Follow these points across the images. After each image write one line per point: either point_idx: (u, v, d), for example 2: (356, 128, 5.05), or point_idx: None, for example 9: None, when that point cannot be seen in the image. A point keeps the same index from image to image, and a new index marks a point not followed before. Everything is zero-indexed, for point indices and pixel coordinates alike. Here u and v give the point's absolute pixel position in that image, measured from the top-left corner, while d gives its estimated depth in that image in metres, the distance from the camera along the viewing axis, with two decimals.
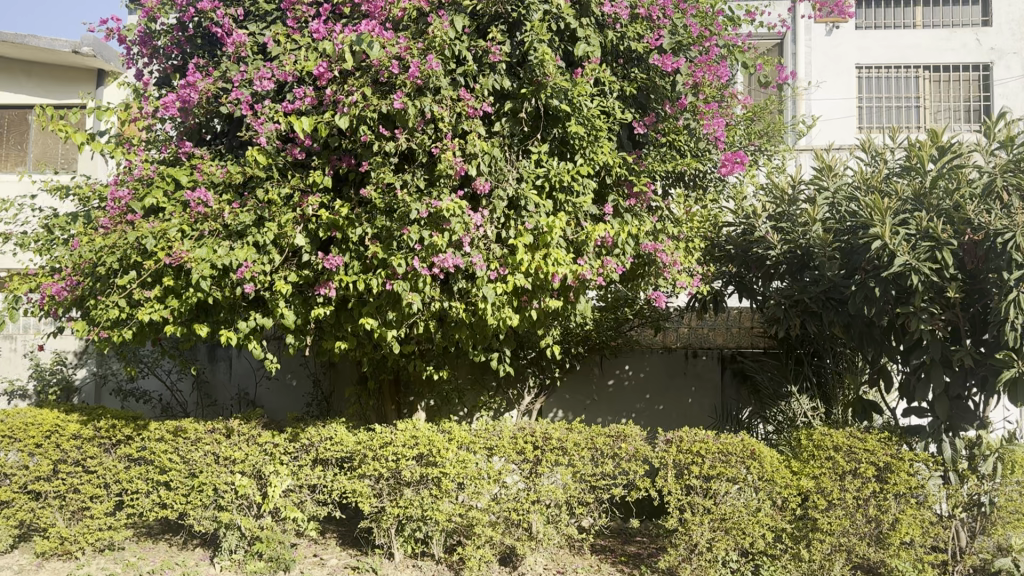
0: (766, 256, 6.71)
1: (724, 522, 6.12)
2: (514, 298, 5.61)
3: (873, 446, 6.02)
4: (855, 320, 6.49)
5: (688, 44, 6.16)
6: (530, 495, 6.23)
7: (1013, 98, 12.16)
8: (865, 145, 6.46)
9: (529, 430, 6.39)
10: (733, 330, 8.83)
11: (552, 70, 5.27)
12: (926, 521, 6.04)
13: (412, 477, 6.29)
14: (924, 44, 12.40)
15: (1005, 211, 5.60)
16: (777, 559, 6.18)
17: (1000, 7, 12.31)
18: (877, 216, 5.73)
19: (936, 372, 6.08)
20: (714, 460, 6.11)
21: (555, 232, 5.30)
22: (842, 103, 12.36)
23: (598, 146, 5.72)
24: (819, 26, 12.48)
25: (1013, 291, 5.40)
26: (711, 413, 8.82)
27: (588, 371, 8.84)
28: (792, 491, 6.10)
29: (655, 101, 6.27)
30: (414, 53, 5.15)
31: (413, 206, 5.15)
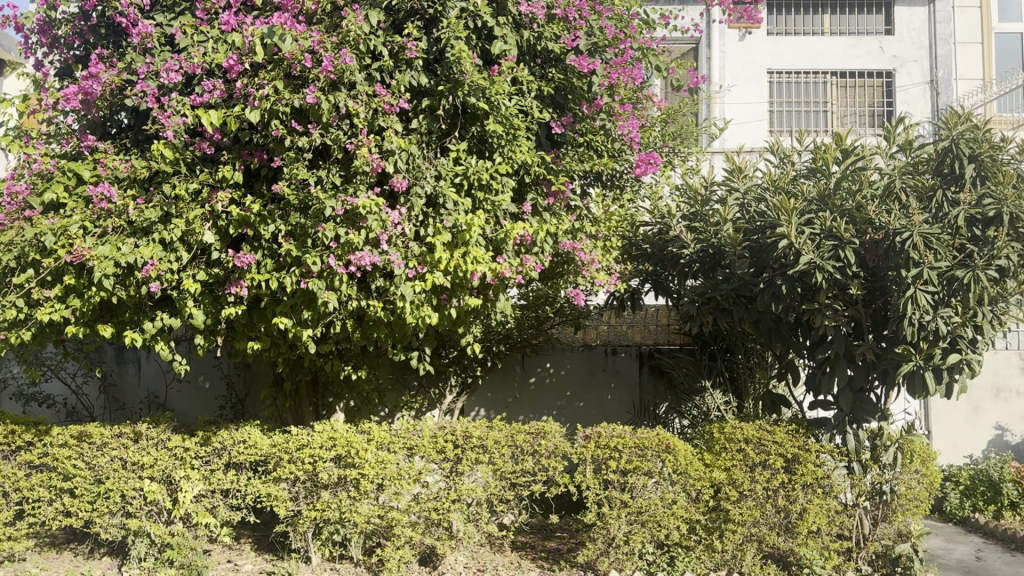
0: (680, 254, 6.85)
1: (640, 515, 6.21)
2: (433, 296, 5.55)
3: (781, 438, 6.23)
4: (764, 316, 6.67)
5: (603, 46, 6.19)
6: (450, 494, 6.20)
7: (914, 104, 12.73)
8: (774, 148, 6.63)
9: (449, 429, 6.34)
10: (650, 328, 9.19)
11: (469, 68, 5.25)
12: (832, 510, 6.25)
13: (329, 479, 6.19)
14: (832, 50, 12.84)
15: (903, 211, 5.86)
16: (691, 551, 6.36)
17: (901, 17, 12.82)
18: (784, 215, 5.92)
19: (841, 367, 6.28)
20: (630, 455, 6.19)
21: (473, 230, 5.26)
22: (754, 107, 12.81)
23: (517, 145, 5.74)
24: (730, 32, 12.93)
25: (910, 288, 5.61)
26: (629, 409, 8.93)
27: (509, 369, 8.92)
28: (705, 484, 6.26)
29: (573, 101, 6.26)
30: (328, 46, 5.08)
31: (328, 203, 5.06)
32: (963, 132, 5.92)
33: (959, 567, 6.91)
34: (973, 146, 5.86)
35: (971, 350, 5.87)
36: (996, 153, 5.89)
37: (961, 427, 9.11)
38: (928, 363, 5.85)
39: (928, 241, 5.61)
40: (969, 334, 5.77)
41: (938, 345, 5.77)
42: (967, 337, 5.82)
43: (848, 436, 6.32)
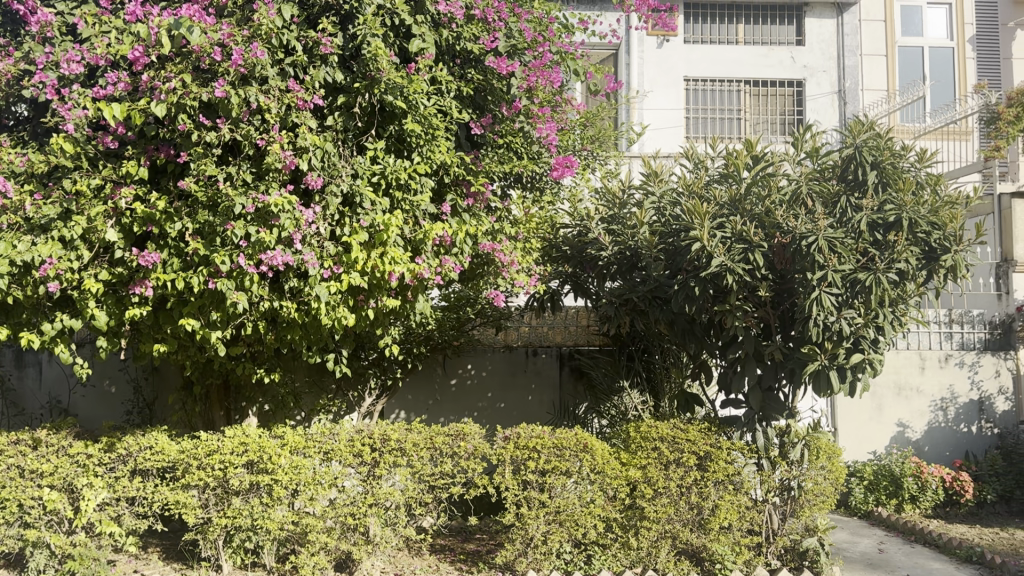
0: (598, 256, 6.91)
1: (558, 515, 6.24)
2: (349, 297, 5.45)
3: (693, 436, 6.36)
4: (679, 316, 6.82)
5: (522, 48, 6.21)
6: (367, 498, 6.12)
7: (823, 113, 13.13)
8: (688, 153, 6.77)
9: (367, 432, 6.24)
10: (571, 329, 9.16)
11: (385, 65, 5.20)
12: (743, 506, 6.42)
13: (240, 485, 6.03)
14: (745, 60, 13.23)
15: (809, 216, 6.07)
16: (607, 549, 6.42)
17: (812, 28, 13.25)
18: (697, 219, 6.06)
19: (750, 366, 6.51)
20: (549, 455, 6.21)
21: (390, 230, 5.19)
22: (670, 113, 13.10)
23: (436, 145, 5.67)
24: (650, 39, 13.09)
25: (815, 290, 5.80)
26: (549, 409, 8.97)
27: (431, 370, 8.79)
28: (621, 482, 6.33)
29: (491, 103, 6.32)
30: (238, 40, 4.97)
31: (237, 200, 4.95)
32: (867, 140, 6.14)
33: (863, 559, 7.18)
34: (876, 154, 6.10)
35: (873, 349, 6.10)
36: (896, 161, 6.15)
37: (866, 424, 9.41)
38: (833, 361, 6.05)
39: (832, 245, 5.84)
40: (871, 335, 5.97)
41: (841, 345, 5.98)
42: (869, 337, 6.02)
43: (757, 433, 6.54)
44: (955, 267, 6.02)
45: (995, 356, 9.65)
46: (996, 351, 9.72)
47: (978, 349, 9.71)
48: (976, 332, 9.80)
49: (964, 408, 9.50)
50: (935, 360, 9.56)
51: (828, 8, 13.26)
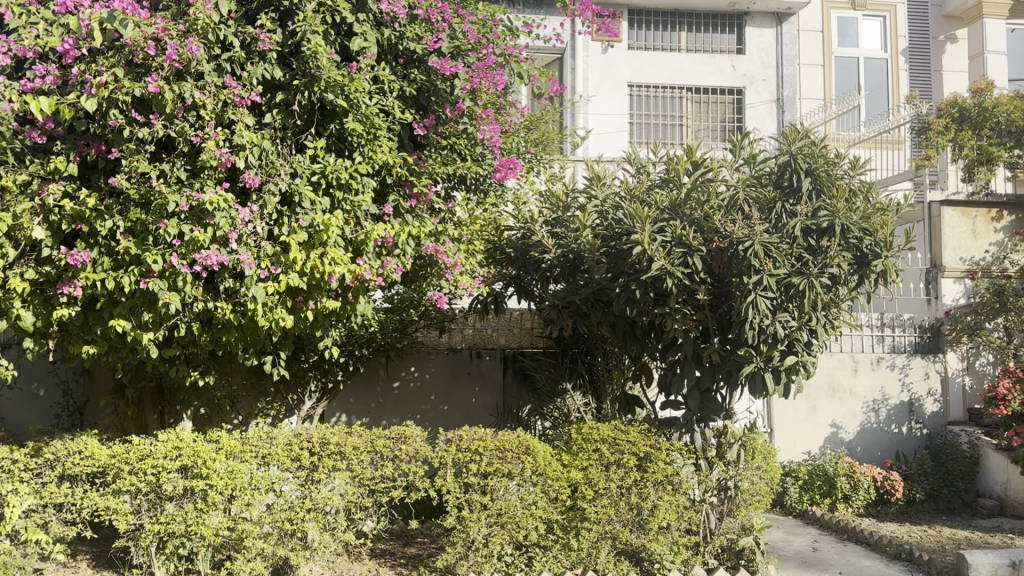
0: (542, 259, 6.92)
1: (500, 517, 6.23)
2: (288, 298, 5.36)
3: (634, 437, 6.43)
4: (620, 319, 6.91)
5: (466, 49, 6.13)
6: (305, 503, 6.02)
7: (763, 121, 13.43)
8: (630, 158, 6.85)
9: (305, 436, 6.15)
10: (515, 331, 9.06)
11: (325, 63, 5.17)
12: (681, 506, 6.50)
13: (174, 490, 5.87)
14: (687, 67, 13.43)
15: (746, 221, 6.20)
16: (548, 550, 6.44)
17: (751, 37, 13.52)
18: (638, 223, 6.12)
19: (689, 367, 6.63)
20: (491, 457, 6.20)
21: (330, 231, 5.12)
22: (614, 118, 13.21)
23: (378, 145, 5.61)
24: (595, 44, 13.19)
25: (751, 294, 5.92)
26: (493, 411, 8.96)
27: (373, 373, 8.72)
28: (563, 484, 6.36)
29: (435, 104, 6.22)
30: (173, 34, 4.90)
31: (171, 198, 4.87)
32: (802, 148, 6.30)
33: (797, 557, 7.34)
34: (810, 161, 6.26)
35: (806, 352, 6.22)
36: (830, 169, 6.33)
37: (801, 424, 9.62)
38: (768, 364, 6.18)
39: (767, 249, 5.97)
40: (804, 337, 6.12)
41: (776, 347, 6.12)
42: (802, 340, 6.16)
43: (695, 434, 6.62)
44: (886, 273, 6.17)
45: (926, 359, 9.96)
46: (926, 354, 10.05)
47: (909, 352, 9.99)
48: (906, 335, 10.07)
49: (895, 410, 9.80)
50: (868, 363, 9.84)
51: (768, 18, 13.58)
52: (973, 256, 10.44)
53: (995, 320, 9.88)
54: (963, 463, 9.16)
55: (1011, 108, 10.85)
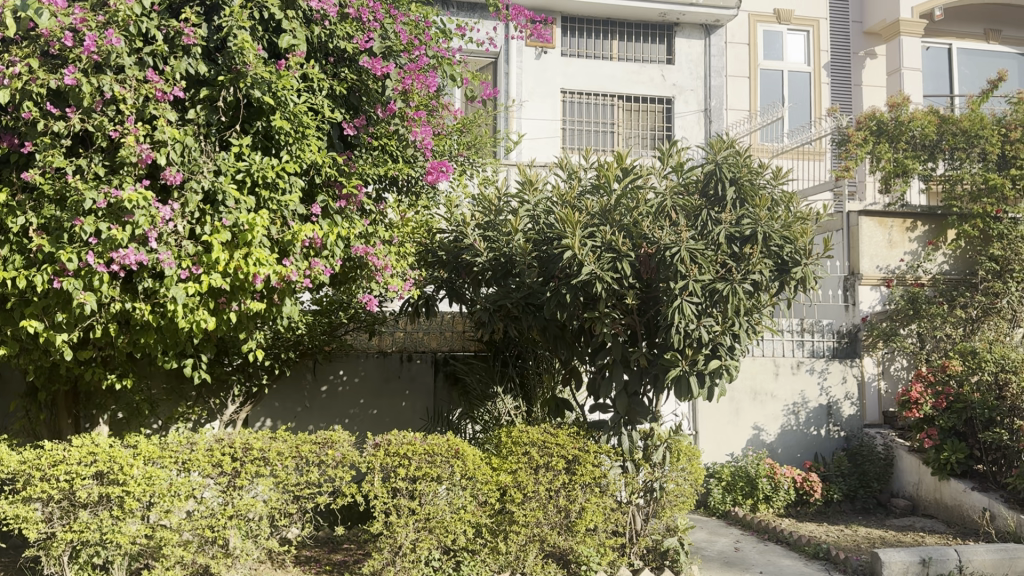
0: (473, 262, 6.92)
1: (428, 521, 6.17)
2: (210, 299, 5.22)
3: (563, 440, 6.46)
4: (550, 323, 6.95)
5: (398, 50, 6.08)
6: (226, 510, 5.88)
7: (690, 130, 13.72)
8: (562, 163, 6.90)
9: (227, 441, 6.00)
10: (446, 334, 8.96)
11: (252, 59, 5.06)
12: (608, 508, 6.58)
13: (88, 497, 5.64)
14: (619, 75, 13.62)
15: (673, 228, 6.32)
16: (476, 554, 6.41)
17: (681, 48, 13.79)
18: (568, 228, 6.17)
19: (618, 372, 6.67)
20: (420, 461, 6.13)
21: (256, 231, 5.03)
22: (546, 124, 13.33)
23: (306, 144, 5.49)
24: (528, 50, 13.27)
25: (677, 299, 6.05)
26: (422, 415, 8.89)
27: (300, 377, 8.56)
28: (491, 487, 6.35)
29: (367, 104, 6.07)
30: (92, 25, 4.74)
31: (88, 195, 4.73)
32: (727, 157, 6.45)
33: (720, 557, 7.49)
34: (734, 170, 6.41)
35: (730, 356, 6.35)
36: (754, 178, 6.47)
37: (724, 427, 9.82)
38: (693, 367, 6.29)
39: (693, 255, 6.10)
40: (727, 342, 6.27)
41: (701, 351, 6.25)
42: (726, 344, 6.30)
43: (623, 437, 6.67)
44: (805, 279, 6.35)
45: (843, 363, 10.30)
46: (843, 359, 10.36)
47: (828, 356, 10.32)
48: (825, 341, 10.39)
49: (815, 412, 10.11)
50: (789, 366, 10.11)
51: (697, 30, 13.86)
52: (888, 264, 10.89)
53: (909, 325, 10.36)
54: (878, 465, 9.49)
55: (925, 121, 11.22)
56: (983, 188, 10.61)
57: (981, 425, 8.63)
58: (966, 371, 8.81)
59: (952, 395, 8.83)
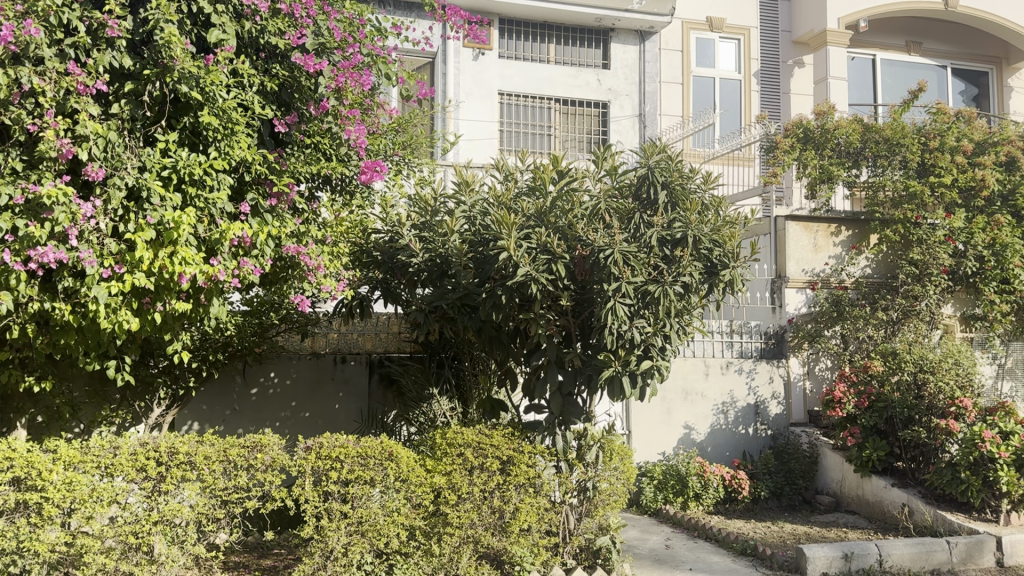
0: (409, 263, 6.87)
1: (360, 525, 6.11)
2: (133, 298, 5.09)
3: (497, 441, 6.46)
4: (485, 324, 6.95)
5: (331, 47, 5.99)
6: (151, 515, 5.72)
7: (625, 134, 13.91)
8: (499, 165, 6.91)
9: (152, 445, 5.84)
10: (381, 335, 8.87)
11: (179, 53, 4.94)
12: (542, 508, 6.59)
13: (4, 505, 5.38)
14: (556, 79, 13.72)
15: (607, 230, 6.41)
16: (409, 557, 6.37)
17: (616, 53, 13.98)
18: (504, 229, 6.17)
19: (552, 372, 6.72)
20: (353, 464, 6.06)
21: (182, 229, 4.91)
22: (483, 125, 13.33)
23: (236, 141, 5.35)
24: (466, 51, 13.26)
25: (611, 300, 6.11)
26: (356, 417, 8.80)
27: (229, 379, 8.35)
28: (426, 489, 6.31)
29: (299, 100, 6.00)
30: (10, 15, 4.58)
31: (4, 190, 4.57)
32: (658, 161, 6.56)
33: (651, 555, 7.61)
34: (666, 174, 6.52)
35: (661, 357, 6.46)
36: (684, 182, 6.60)
37: (656, 427, 9.96)
38: (626, 368, 6.38)
39: (626, 257, 6.18)
40: (659, 343, 6.37)
41: (633, 352, 6.34)
42: (657, 345, 6.41)
43: (557, 437, 6.82)
44: (732, 282, 6.52)
45: (770, 364, 10.59)
46: (771, 359, 10.66)
47: (755, 357, 10.58)
48: (753, 341, 10.66)
49: (742, 411, 10.35)
50: (718, 367, 10.33)
51: (631, 36, 14.07)
52: (814, 268, 11.17)
53: (833, 327, 10.70)
54: (804, 462, 9.74)
55: (849, 130, 11.58)
56: (904, 194, 11.06)
57: (901, 423, 8.95)
58: (887, 372, 9.13)
59: (874, 395, 9.12)
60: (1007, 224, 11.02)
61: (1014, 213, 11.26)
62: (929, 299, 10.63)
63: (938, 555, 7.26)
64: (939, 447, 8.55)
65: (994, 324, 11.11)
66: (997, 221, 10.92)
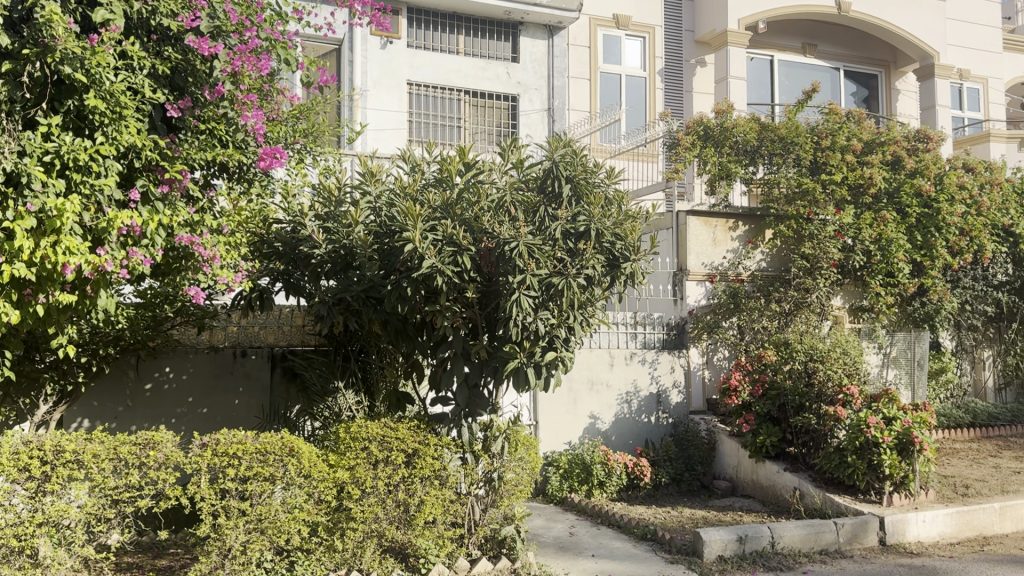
0: (311, 254, 6.72)
1: (260, 522, 5.97)
2: (13, 288, 4.87)
3: (403, 434, 6.41)
4: (391, 316, 6.86)
5: (227, 30, 5.74)
6: (35, 517, 5.45)
7: (534, 128, 14.02)
8: (405, 156, 6.83)
9: (36, 444, 5.55)
10: (284, 328, 8.70)
11: (61, 33, 4.73)
12: (447, 500, 6.56)
13: None
14: (465, 70, 13.68)
15: (512, 222, 6.42)
16: (311, 553, 6.31)
17: (525, 47, 14.04)
18: (410, 220, 6.13)
19: (459, 364, 6.71)
20: (251, 461, 5.92)
21: (65, 218, 4.68)
22: (391, 115, 13.19)
23: (124, 125, 5.12)
24: (373, 39, 13.09)
25: (515, 292, 6.12)
26: (257, 413, 8.58)
27: (121, 374, 8.02)
28: (328, 484, 6.23)
29: (193, 85, 5.82)
30: None
31: None
32: (563, 155, 6.65)
33: (555, 543, 7.72)
34: (570, 169, 6.62)
35: (565, 348, 6.59)
36: (588, 176, 6.69)
37: (563, 417, 10.05)
38: (530, 359, 6.44)
39: (531, 250, 6.20)
40: (563, 335, 6.48)
41: (537, 343, 6.40)
42: (561, 337, 6.53)
43: (462, 428, 6.77)
44: (633, 275, 6.64)
45: (671, 354, 10.84)
46: (672, 350, 10.94)
47: (658, 348, 10.84)
48: (655, 332, 10.91)
49: (645, 401, 10.57)
50: (622, 358, 10.51)
51: (540, 30, 14.16)
52: (713, 261, 11.49)
53: (730, 319, 11.06)
54: (702, 449, 10.12)
55: (746, 128, 11.96)
56: (797, 191, 11.61)
57: (793, 410, 9.34)
58: (780, 361, 9.52)
59: (767, 383, 9.53)
60: (892, 221, 11.66)
61: (899, 209, 11.92)
62: (819, 291, 11.16)
63: (827, 536, 7.60)
64: (828, 432, 8.90)
65: (879, 315, 11.81)
66: (883, 218, 11.52)
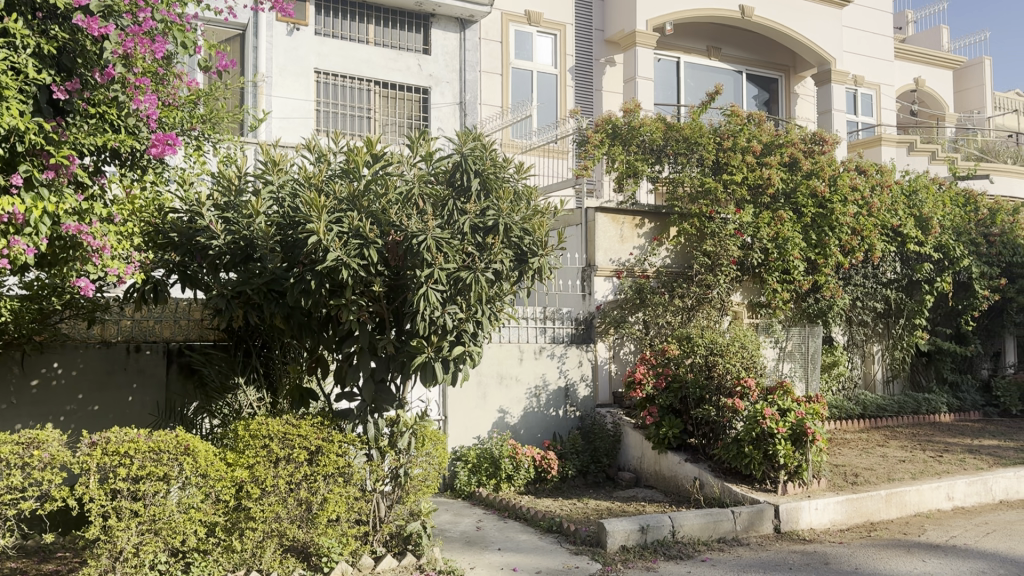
0: (209, 245, 6.50)
1: (153, 523, 5.77)
2: None
3: (306, 431, 6.27)
4: (294, 310, 6.70)
5: (120, 11, 5.48)
6: None
7: (446, 122, 13.99)
8: (310, 145, 6.65)
9: None
10: (181, 322, 8.38)
11: None
12: (351, 497, 6.47)
13: None
14: (375, 60, 13.53)
15: (419, 216, 6.36)
16: (208, 555, 6.17)
17: (436, 39, 13.97)
18: (314, 212, 5.98)
19: (364, 359, 6.60)
20: (144, 460, 5.70)
21: None
22: (298, 104, 12.90)
23: (4, 107, 4.84)
24: (279, 25, 12.79)
25: (422, 287, 6.10)
26: (152, 411, 8.24)
27: (4, 370, 7.61)
28: (225, 483, 6.08)
29: (82, 66, 5.53)
30: None
31: None
32: (472, 149, 6.63)
33: (462, 537, 7.73)
34: (478, 163, 6.58)
35: (473, 342, 6.56)
36: (497, 171, 6.69)
37: (472, 410, 10.05)
38: (438, 354, 6.38)
39: (439, 244, 6.17)
40: (470, 329, 6.47)
41: (445, 338, 6.37)
42: (469, 331, 6.50)
43: (368, 424, 6.66)
44: (541, 270, 6.71)
45: (580, 348, 10.96)
46: (580, 344, 11.03)
47: (567, 343, 10.92)
48: (564, 327, 10.97)
49: (553, 394, 10.69)
50: (531, 352, 10.59)
51: (451, 23, 14.12)
52: (620, 257, 11.70)
53: (636, 314, 11.32)
54: (608, 441, 10.31)
55: (652, 128, 12.23)
56: (699, 190, 11.92)
57: (694, 403, 9.59)
58: (681, 355, 9.88)
59: (670, 376, 9.83)
60: (789, 220, 12.12)
61: (795, 209, 12.39)
62: (719, 288, 11.58)
63: (725, 524, 7.86)
64: (727, 424, 9.18)
65: (775, 310, 12.25)
66: (780, 217, 11.96)
